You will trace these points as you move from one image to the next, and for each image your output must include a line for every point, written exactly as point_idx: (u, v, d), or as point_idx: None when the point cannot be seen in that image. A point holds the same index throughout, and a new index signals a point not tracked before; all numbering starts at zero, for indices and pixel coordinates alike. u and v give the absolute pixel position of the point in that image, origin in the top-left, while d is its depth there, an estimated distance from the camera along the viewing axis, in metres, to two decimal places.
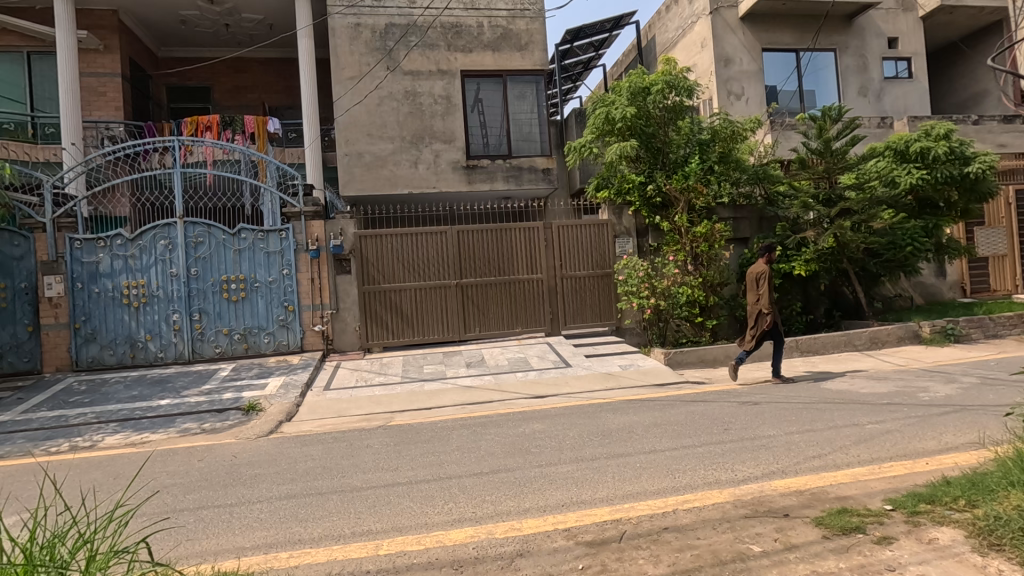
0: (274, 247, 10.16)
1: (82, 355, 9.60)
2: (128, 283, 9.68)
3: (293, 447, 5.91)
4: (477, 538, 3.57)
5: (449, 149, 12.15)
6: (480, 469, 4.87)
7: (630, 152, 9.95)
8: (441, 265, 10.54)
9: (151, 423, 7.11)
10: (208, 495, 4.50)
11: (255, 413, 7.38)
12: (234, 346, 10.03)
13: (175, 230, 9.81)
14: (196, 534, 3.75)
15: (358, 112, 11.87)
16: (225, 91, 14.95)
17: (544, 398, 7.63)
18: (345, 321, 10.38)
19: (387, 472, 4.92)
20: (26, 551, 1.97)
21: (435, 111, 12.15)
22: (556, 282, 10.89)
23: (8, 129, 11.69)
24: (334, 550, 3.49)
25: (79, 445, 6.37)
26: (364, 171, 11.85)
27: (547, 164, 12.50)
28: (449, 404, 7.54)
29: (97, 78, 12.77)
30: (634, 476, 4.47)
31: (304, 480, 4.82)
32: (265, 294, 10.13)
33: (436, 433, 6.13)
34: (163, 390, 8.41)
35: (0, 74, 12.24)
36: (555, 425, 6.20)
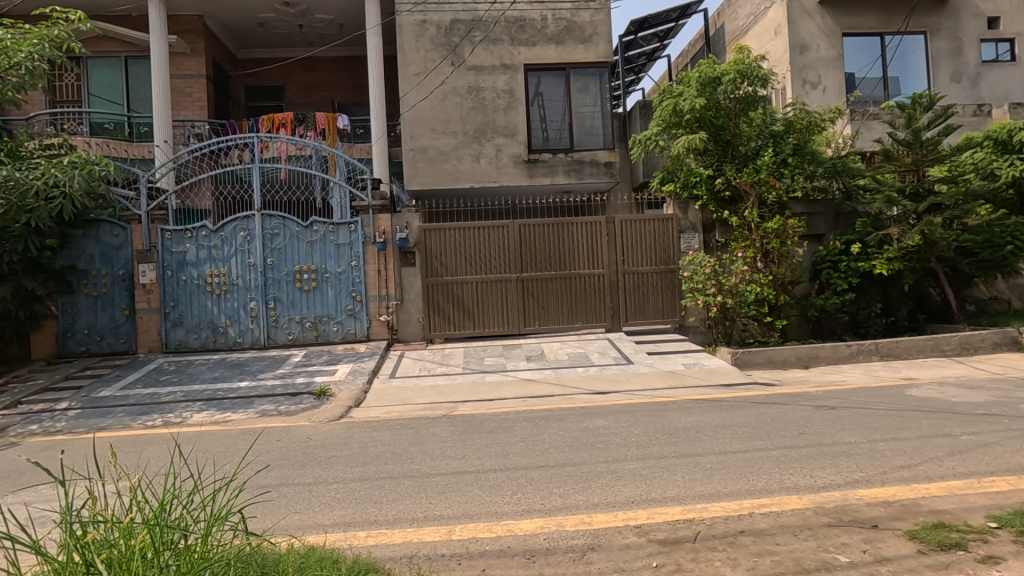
0: (344, 240, 10.55)
1: (171, 338, 10.32)
2: (211, 272, 10.32)
3: (363, 432, 6.15)
4: (548, 529, 3.59)
5: (511, 143, 12.20)
6: (547, 461, 4.88)
7: (699, 145, 9.65)
8: (503, 259, 10.61)
9: (233, 403, 7.58)
10: (288, 473, 4.75)
11: (326, 398, 7.70)
12: (305, 333, 10.51)
13: (254, 222, 10.35)
14: (285, 509, 3.99)
15: (423, 108, 12.09)
16: (297, 90, 15.61)
17: (605, 394, 7.55)
18: (410, 312, 10.69)
19: (455, 460, 5.03)
20: (160, 507, 2.09)
21: (497, 106, 12.21)
22: (619, 278, 10.75)
23: (108, 128, 12.68)
24: (408, 532, 3.61)
25: (170, 421, 6.87)
26: (427, 166, 12.09)
27: (609, 157, 12.33)
28: (511, 396, 7.61)
29: (184, 79, 13.64)
30: (705, 477, 4.37)
31: (376, 463, 5.01)
32: (335, 285, 10.54)
33: (499, 425, 6.20)
34: (242, 372, 8.96)
35: (102, 78, 13.32)
36: (619, 421, 6.14)
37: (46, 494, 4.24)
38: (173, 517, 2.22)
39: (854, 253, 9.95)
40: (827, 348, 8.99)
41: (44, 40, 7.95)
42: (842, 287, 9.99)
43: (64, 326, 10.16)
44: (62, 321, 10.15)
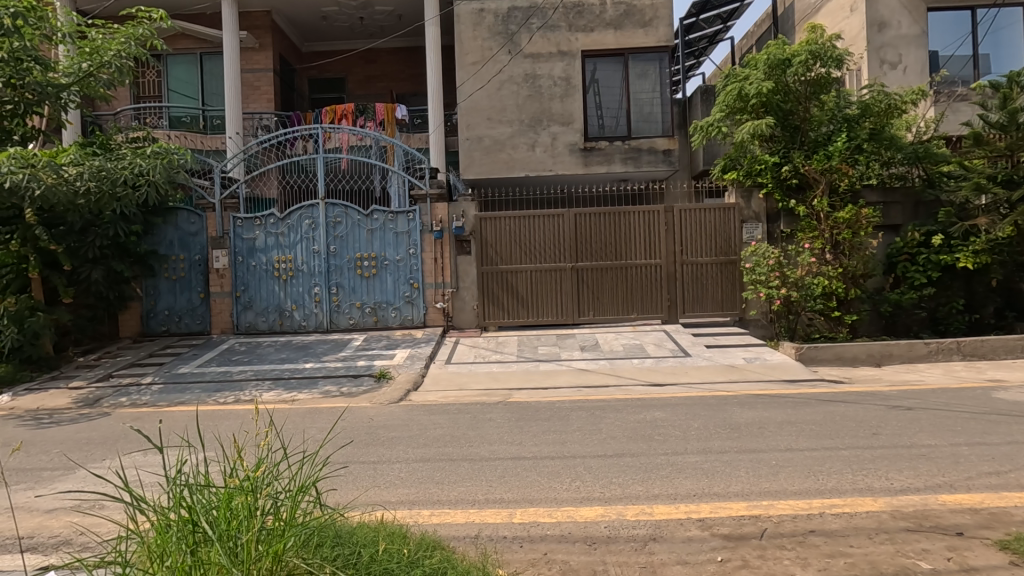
0: (403, 228, 10.79)
1: (241, 320, 10.89)
2: (278, 258, 10.80)
3: (422, 415, 6.32)
4: (608, 518, 3.60)
5: (567, 131, 12.07)
6: (605, 451, 4.87)
7: (764, 131, 9.26)
8: (558, 248, 10.59)
9: (299, 383, 7.96)
10: (354, 452, 4.95)
11: (385, 380, 7.97)
12: (365, 318, 10.86)
13: (318, 210, 10.74)
14: (354, 485, 4.17)
15: (479, 97, 12.13)
16: (357, 81, 16.02)
17: (661, 387, 7.43)
18: (465, 299, 10.86)
19: (512, 445, 5.10)
20: (250, 476, 2.21)
21: (554, 94, 12.10)
22: (677, 269, 10.51)
23: (185, 122, 13.43)
24: (471, 513, 3.70)
25: (244, 398, 7.29)
26: (483, 155, 12.15)
27: (668, 145, 12.03)
28: (565, 385, 7.62)
29: (253, 73, 14.26)
30: (770, 473, 4.24)
31: (435, 445, 5.15)
32: (393, 272, 10.82)
33: (555, 413, 6.23)
34: (307, 354, 9.37)
35: (180, 74, 14.12)
36: (677, 414, 6.03)
37: (142, 460, 4.62)
38: (264, 483, 2.34)
39: (934, 246, 9.34)
40: (901, 346, 8.48)
41: (131, 38, 8.44)
42: (920, 282, 9.38)
43: (147, 307, 10.88)
44: (145, 302, 10.87)
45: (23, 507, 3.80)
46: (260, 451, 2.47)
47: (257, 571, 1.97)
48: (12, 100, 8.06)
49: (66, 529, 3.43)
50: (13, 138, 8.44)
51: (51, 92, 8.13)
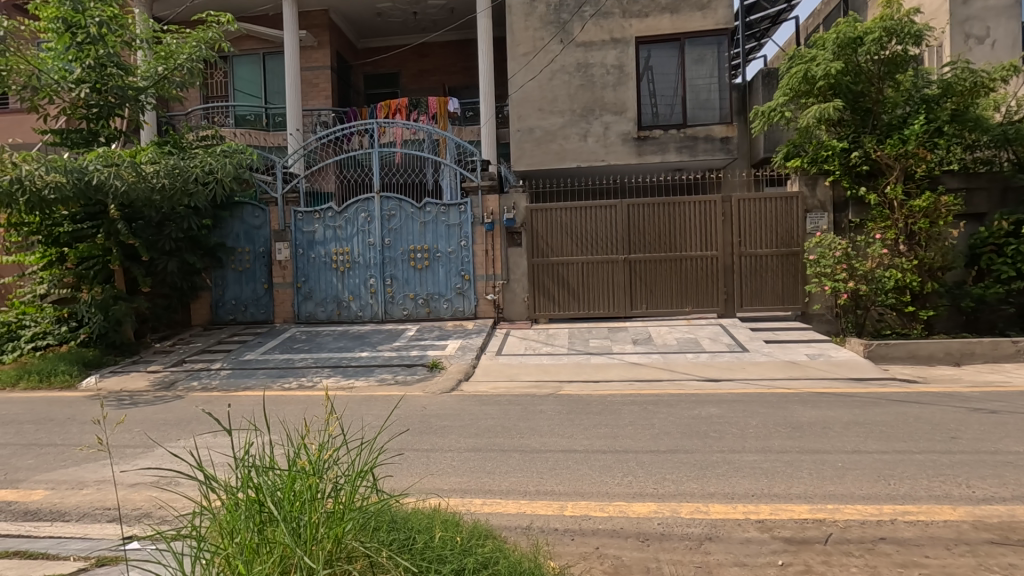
0: (454, 220, 10.91)
1: (302, 310, 11.32)
2: (337, 250, 11.16)
3: (473, 405, 6.40)
4: (662, 514, 3.53)
5: (620, 120, 11.81)
6: (658, 446, 4.77)
7: (833, 115, 8.75)
8: (610, 240, 10.46)
9: (355, 371, 8.24)
10: (408, 439, 5.08)
11: (437, 370, 8.13)
12: (418, 309, 11.06)
13: (374, 204, 11.02)
14: (410, 471, 4.28)
15: (531, 88, 12.01)
16: (410, 76, 16.28)
17: (717, 382, 7.23)
18: (515, 291, 10.88)
19: (563, 438, 5.08)
20: (313, 461, 2.30)
21: (606, 82, 11.84)
22: (734, 261, 10.15)
23: (250, 120, 14.06)
24: (522, 504, 3.73)
25: (305, 385, 7.62)
26: (534, 146, 12.07)
27: (726, 132, 11.61)
28: (617, 379, 7.53)
29: (312, 71, 14.73)
30: (836, 476, 4.03)
31: (487, 435, 5.20)
32: (445, 264, 10.96)
33: (606, 406, 6.16)
34: (363, 343, 9.66)
35: (245, 74, 14.79)
36: (733, 410, 5.85)
37: (215, 441, 4.93)
38: (328, 469, 2.41)
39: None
40: (985, 345, 7.86)
41: (201, 42, 8.87)
42: (1008, 275, 8.63)
43: (216, 297, 11.49)
44: (214, 292, 11.48)
45: (112, 481, 4.12)
46: (321, 439, 2.55)
47: (319, 551, 2.04)
48: (97, 104, 8.68)
49: (147, 502, 3.70)
50: (99, 139, 9.07)
51: (130, 95, 8.74)
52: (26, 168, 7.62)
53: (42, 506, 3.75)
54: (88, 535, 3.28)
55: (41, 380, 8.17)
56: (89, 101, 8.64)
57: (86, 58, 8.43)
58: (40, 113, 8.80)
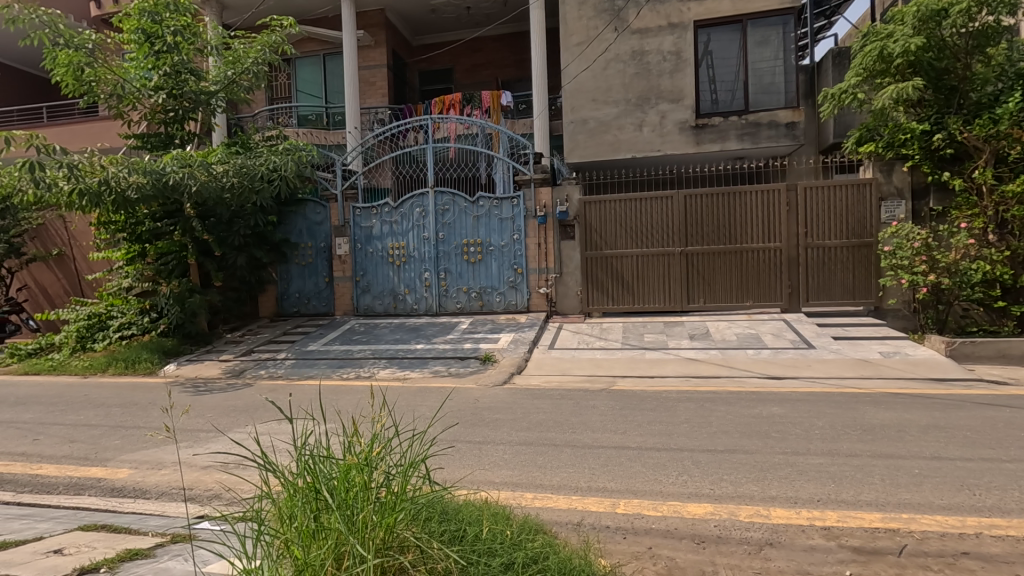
0: (507, 214, 10.93)
1: (360, 303, 11.68)
2: (393, 245, 11.44)
3: (525, 398, 6.41)
4: (719, 516, 3.41)
5: (677, 109, 11.41)
6: (715, 445, 4.61)
7: (912, 94, 8.12)
8: (666, 232, 10.20)
9: (410, 363, 8.44)
10: (461, 431, 5.15)
11: (490, 363, 8.20)
12: (471, 302, 11.17)
13: (428, 199, 11.19)
14: (461, 464, 4.34)
15: (584, 78, 11.74)
16: (464, 71, 16.42)
17: (779, 380, 6.91)
18: (568, 285, 10.79)
19: (616, 434, 5.00)
20: (366, 452, 2.36)
21: (663, 69, 11.46)
22: (800, 253, 9.67)
23: (311, 119, 14.62)
24: (573, 499, 3.70)
25: (363, 375, 7.88)
26: (588, 137, 11.79)
27: (791, 117, 11.07)
28: (673, 374, 7.34)
29: (369, 70, 15.10)
30: (912, 484, 3.76)
31: (538, 429, 5.19)
32: (498, 257, 11.01)
33: (661, 403, 6.01)
34: (418, 336, 9.87)
35: (308, 75, 15.37)
36: (797, 410, 5.57)
37: (278, 428, 5.19)
38: (382, 462, 2.48)
39: None
40: None
41: (266, 46, 9.29)
42: None
43: (281, 290, 12.02)
44: (280, 286, 12.02)
45: (186, 463, 4.41)
46: (375, 429, 2.61)
47: (371, 539, 2.09)
48: (173, 108, 9.25)
49: (217, 484, 3.94)
50: (175, 141, 9.64)
51: (203, 99, 9.25)
52: (113, 170, 8.18)
53: (126, 484, 4.07)
54: (165, 512, 3.53)
55: (126, 367, 8.87)
56: (166, 107, 9.23)
57: (163, 65, 8.98)
58: (125, 120, 9.48)
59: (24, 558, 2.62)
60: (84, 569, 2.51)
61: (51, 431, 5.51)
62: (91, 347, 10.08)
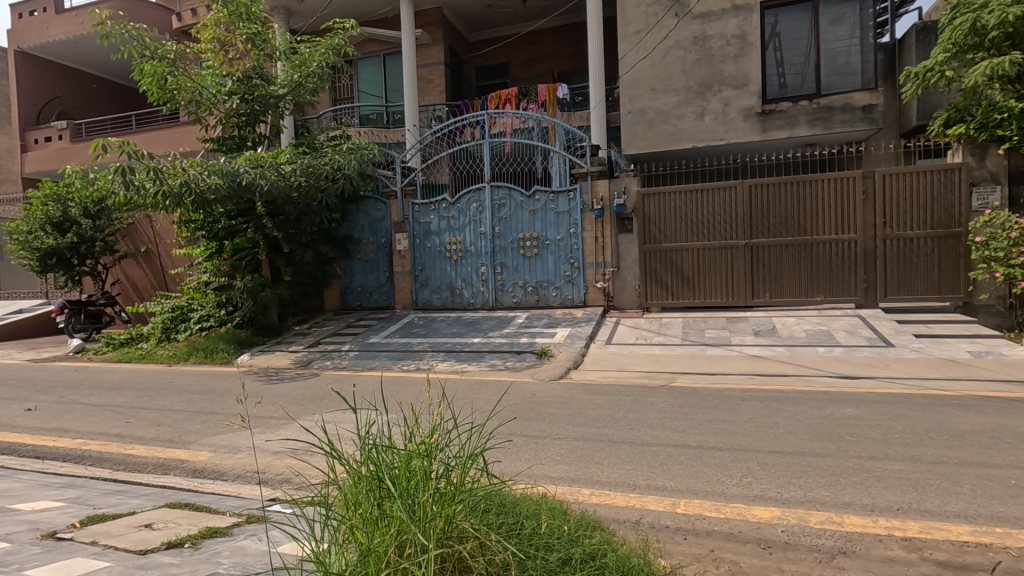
0: (563, 208, 10.85)
1: (419, 297, 11.93)
2: (450, 240, 11.61)
3: (582, 393, 6.36)
4: (787, 522, 3.25)
5: (742, 95, 10.91)
6: (783, 447, 4.40)
7: (1009, 70, 7.42)
8: (729, 223, 9.86)
9: (467, 356, 8.57)
10: (518, 425, 5.17)
11: (546, 358, 8.19)
12: (527, 297, 11.17)
13: (484, 194, 11.28)
14: (518, 457, 4.36)
15: (642, 68, 11.39)
16: (520, 65, 16.42)
17: (854, 379, 6.51)
18: (626, 279, 10.59)
19: (676, 432, 4.87)
20: (426, 442, 2.43)
21: (726, 55, 10.96)
22: (876, 244, 9.07)
23: (372, 118, 15.09)
24: (631, 497, 3.64)
25: (422, 367, 8.08)
26: (646, 128, 11.44)
27: (868, 99, 10.37)
28: (736, 372, 7.07)
29: (427, 68, 15.37)
30: (1008, 496, 3.45)
31: (595, 425, 5.14)
32: (554, 252, 10.95)
33: (723, 401, 5.81)
34: (475, 330, 9.99)
35: (369, 75, 15.81)
36: (874, 412, 5.23)
37: (343, 417, 5.42)
38: (442, 453, 2.53)
39: None
40: None
41: (330, 49, 9.66)
42: None
43: (345, 285, 12.44)
44: (344, 280, 12.46)
45: (260, 448, 4.68)
46: (436, 420, 2.66)
47: (432, 529, 2.14)
48: (246, 112, 9.77)
49: (287, 469, 4.17)
50: (247, 144, 10.16)
51: (272, 102, 9.76)
52: (193, 172, 8.74)
53: (207, 466, 4.36)
54: (241, 493, 3.77)
55: (205, 357, 9.52)
56: (239, 111, 9.74)
57: (236, 72, 9.59)
58: (203, 124, 10.07)
59: (120, 531, 2.85)
60: (171, 544, 2.70)
61: (141, 414, 5.98)
62: (175, 337, 10.84)
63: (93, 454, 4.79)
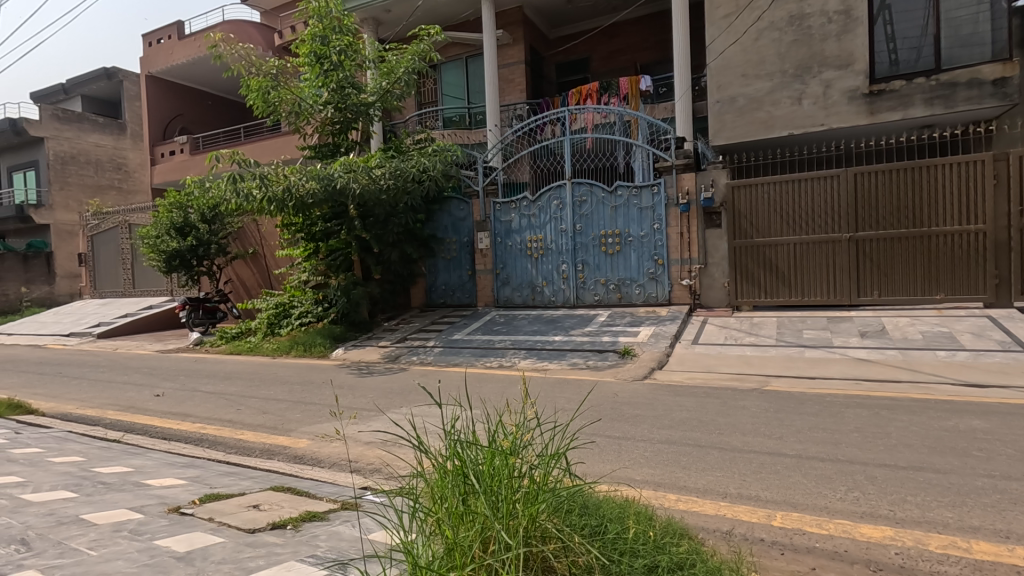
0: (647, 203, 10.55)
1: (500, 295, 12.06)
2: (531, 238, 11.65)
3: (667, 395, 6.15)
4: (901, 544, 2.95)
5: (846, 75, 10.05)
6: (896, 461, 4.00)
7: None
8: (831, 215, 9.18)
9: (549, 354, 8.57)
10: (601, 426, 5.08)
11: (629, 357, 8.01)
12: (609, 295, 10.95)
13: (565, 191, 11.20)
14: (600, 458, 4.30)
15: (732, 53, 10.78)
16: (601, 59, 16.17)
17: (980, 387, 5.81)
18: (714, 277, 10.13)
19: (771, 439, 4.57)
20: (510, 440, 2.45)
21: (827, 33, 10.13)
22: (1009, 236, 8.20)
23: (455, 120, 15.68)
24: (721, 506, 3.46)
25: (504, 364, 8.19)
26: (736, 116, 10.80)
27: (1000, 71, 9.19)
28: (839, 376, 6.54)
29: (508, 67, 15.52)
30: None
31: (682, 428, 4.95)
32: (637, 248, 10.67)
33: (825, 407, 5.38)
34: (556, 328, 9.95)
35: (452, 78, 16.26)
36: (1008, 425, 4.63)
37: (429, 412, 5.61)
38: (526, 450, 2.55)
39: None
40: None
41: (415, 55, 9.99)
42: None
43: (430, 282, 12.85)
44: (428, 278, 12.86)
45: (354, 438, 4.95)
46: (519, 418, 2.68)
47: (516, 527, 2.14)
48: (339, 120, 10.37)
49: (377, 459, 4.39)
50: (341, 150, 10.77)
51: (363, 110, 10.28)
52: (294, 178, 9.37)
53: (306, 453, 4.68)
54: (336, 480, 4.00)
55: (305, 350, 10.24)
56: (333, 119, 10.36)
57: (330, 82, 10.07)
58: (302, 133, 10.79)
59: (233, 510, 3.12)
60: (275, 524, 2.92)
61: (249, 403, 6.51)
62: (278, 331, 11.70)
63: (210, 438, 5.28)
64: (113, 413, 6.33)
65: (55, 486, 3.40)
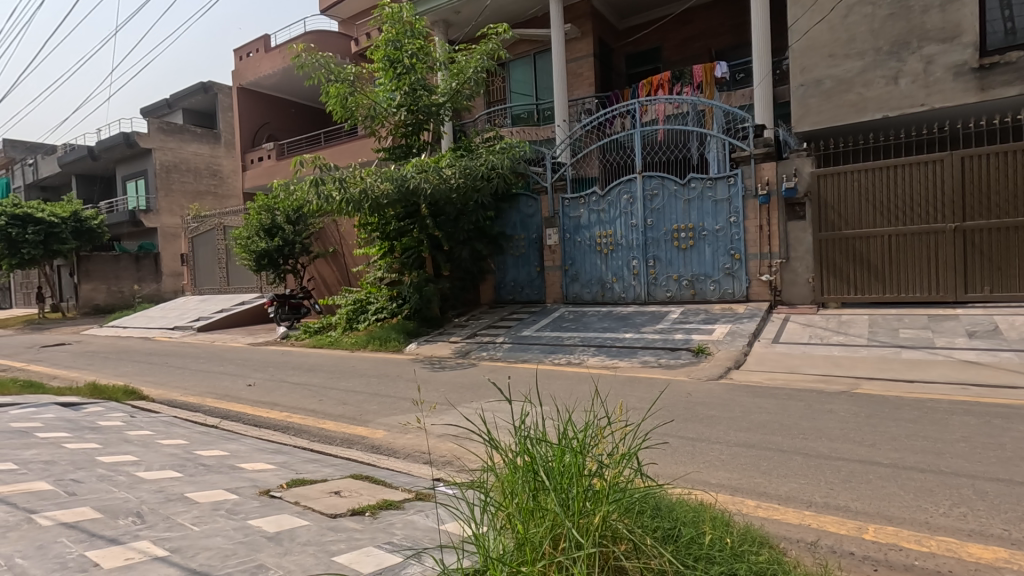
0: (722, 195, 10.11)
1: (569, 291, 11.98)
2: (600, 233, 11.48)
3: (745, 396, 5.86)
4: (1017, 567, 2.65)
5: (950, 49, 9.14)
6: (1011, 475, 3.60)
7: None
8: (932, 203, 8.45)
9: (619, 352, 8.43)
10: (674, 426, 4.93)
11: (704, 355, 7.72)
12: (682, 291, 10.60)
13: (636, 184, 10.95)
14: (672, 460, 4.18)
15: (818, 32, 10.08)
16: (674, 47, 15.64)
17: None
18: (797, 271, 9.54)
19: (862, 446, 4.25)
20: (580, 437, 2.44)
21: (929, 3, 9.25)
22: None
23: (523, 117, 15.85)
24: (806, 515, 3.26)
25: (573, 361, 8.16)
26: (823, 100, 10.10)
27: None
28: (941, 380, 5.97)
29: (576, 61, 15.36)
30: None
31: (761, 432, 4.70)
32: (712, 243, 10.25)
33: (925, 414, 4.93)
34: (627, 325, 9.77)
35: (520, 75, 16.34)
36: None
37: (498, 407, 5.69)
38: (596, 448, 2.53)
39: None
40: None
41: (483, 54, 10.14)
42: None
43: (499, 279, 12.96)
44: (497, 275, 12.99)
45: (426, 430, 5.10)
46: (590, 417, 2.65)
47: (587, 525, 2.13)
48: (412, 122, 10.70)
49: (449, 453, 4.50)
50: (413, 151, 11.10)
51: (433, 111, 10.54)
52: (370, 180, 9.76)
53: (382, 444, 4.87)
54: (411, 471, 4.14)
55: (380, 345, 10.67)
56: (405, 121, 10.71)
57: (403, 85, 10.41)
58: (377, 136, 11.20)
59: (316, 495, 3.31)
60: (355, 511, 3.07)
61: (330, 394, 6.87)
62: (356, 326, 12.23)
63: (295, 426, 5.62)
64: (211, 401, 6.87)
65: (163, 466, 3.75)
